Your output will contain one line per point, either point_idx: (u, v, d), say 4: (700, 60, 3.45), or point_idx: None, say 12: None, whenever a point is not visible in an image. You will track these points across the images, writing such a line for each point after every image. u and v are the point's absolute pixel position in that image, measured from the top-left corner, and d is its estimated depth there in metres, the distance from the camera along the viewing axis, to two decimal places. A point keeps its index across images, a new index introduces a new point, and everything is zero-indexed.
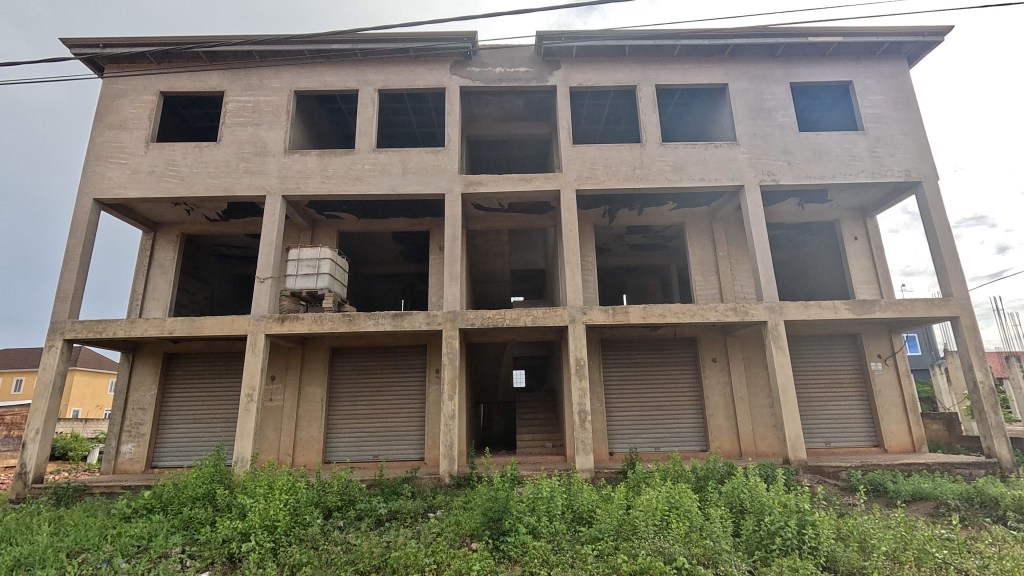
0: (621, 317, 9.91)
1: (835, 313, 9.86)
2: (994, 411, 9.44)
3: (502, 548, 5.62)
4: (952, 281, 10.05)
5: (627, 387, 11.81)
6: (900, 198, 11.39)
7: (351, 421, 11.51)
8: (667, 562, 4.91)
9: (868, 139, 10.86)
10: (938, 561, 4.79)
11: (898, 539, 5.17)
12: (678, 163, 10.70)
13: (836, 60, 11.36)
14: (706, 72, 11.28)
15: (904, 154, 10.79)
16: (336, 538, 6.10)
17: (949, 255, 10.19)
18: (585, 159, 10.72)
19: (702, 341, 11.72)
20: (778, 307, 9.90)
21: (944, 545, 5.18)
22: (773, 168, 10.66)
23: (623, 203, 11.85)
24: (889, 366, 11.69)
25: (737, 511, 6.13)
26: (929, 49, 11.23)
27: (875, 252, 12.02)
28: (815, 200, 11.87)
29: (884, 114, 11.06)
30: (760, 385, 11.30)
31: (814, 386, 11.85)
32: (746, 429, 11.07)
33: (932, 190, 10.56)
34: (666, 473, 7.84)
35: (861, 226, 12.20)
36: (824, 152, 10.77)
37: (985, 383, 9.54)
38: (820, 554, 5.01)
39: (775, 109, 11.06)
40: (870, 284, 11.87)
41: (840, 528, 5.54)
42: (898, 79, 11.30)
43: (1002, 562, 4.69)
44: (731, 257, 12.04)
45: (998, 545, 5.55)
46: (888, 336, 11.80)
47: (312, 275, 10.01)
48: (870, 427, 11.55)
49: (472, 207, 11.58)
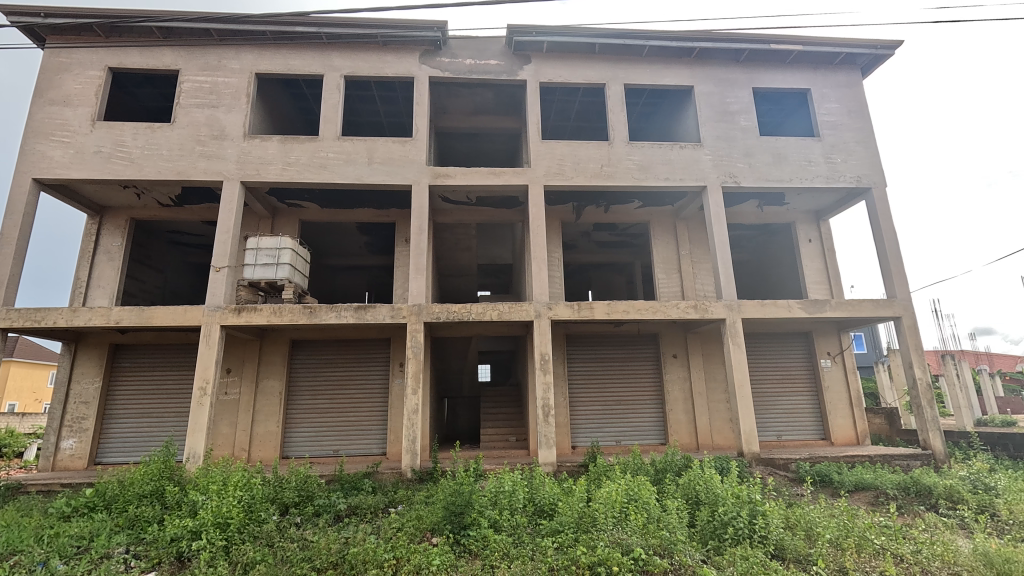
0: (586, 312, 10.03)
1: (789, 311, 10.25)
2: (930, 405, 10.03)
3: (463, 542, 5.62)
4: (896, 283, 10.60)
5: (591, 382, 11.97)
6: (852, 203, 11.92)
7: (311, 415, 11.23)
8: (624, 552, 4.97)
9: (824, 145, 11.29)
10: (876, 547, 5.08)
11: (841, 527, 5.43)
12: (645, 162, 10.86)
13: (796, 68, 11.78)
14: (673, 74, 11.48)
15: (856, 161, 11.28)
16: (292, 535, 5.94)
17: (894, 257, 10.73)
18: (554, 155, 10.77)
19: (663, 338, 11.99)
20: (736, 305, 10.20)
21: (882, 532, 5.47)
22: (734, 170, 10.96)
23: (591, 200, 11.98)
24: (837, 363, 12.29)
25: (693, 503, 6.31)
26: (882, 61, 11.78)
27: (827, 254, 12.58)
28: (773, 203, 12.30)
29: (839, 122, 11.53)
30: (717, 380, 11.69)
31: (768, 381, 12.31)
32: (703, 423, 11.43)
33: (880, 196, 11.10)
34: (626, 467, 7.99)
35: (815, 229, 12.73)
36: (784, 156, 11.14)
37: (923, 380, 10.11)
38: (769, 543, 5.21)
39: (738, 112, 11.37)
40: (822, 285, 12.42)
41: (788, 518, 5.78)
42: (853, 88, 11.79)
43: (933, 547, 5.02)
44: (693, 255, 12.37)
45: (930, 531, 5.89)
46: (838, 334, 12.39)
47: (272, 265, 9.67)
48: (818, 421, 12.12)
49: (440, 199, 11.46)
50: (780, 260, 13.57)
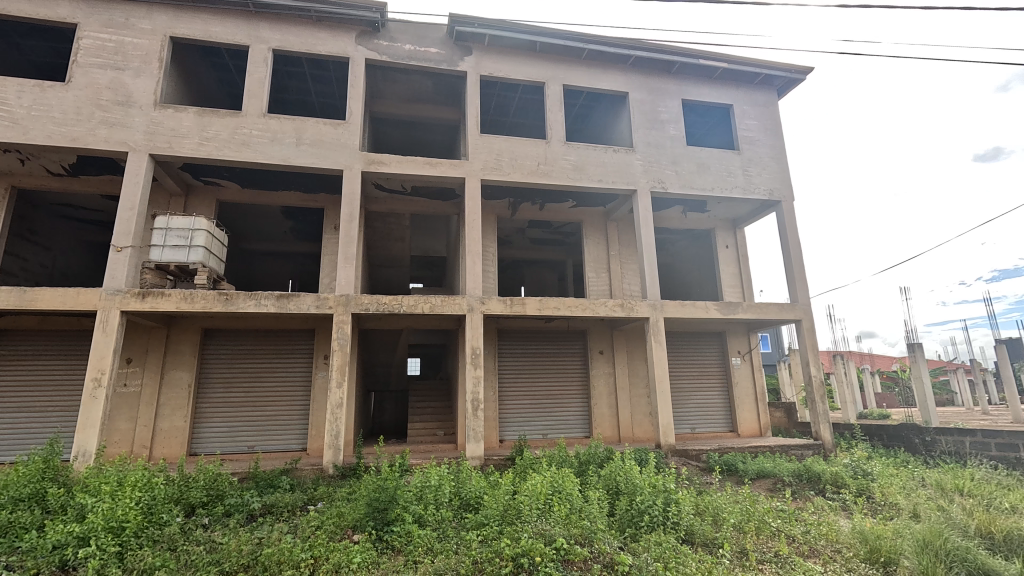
0: (518, 308, 10.13)
1: (706, 312, 10.94)
2: (822, 400, 11.10)
3: (386, 539, 5.50)
4: (799, 289, 11.62)
5: (521, 376, 12.13)
6: (764, 214, 12.89)
7: (223, 409, 10.51)
8: (547, 543, 5.07)
9: (742, 159, 12.12)
10: (773, 529, 5.55)
11: (743, 512, 5.89)
12: (580, 163, 11.12)
13: (721, 84, 12.54)
14: (609, 79, 11.83)
15: (769, 175, 12.21)
16: (199, 538, 5.54)
17: (798, 265, 11.75)
18: (492, 149, 10.75)
19: (591, 334, 12.37)
20: (659, 305, 10.73)
21: (778, 516, 6.00)
22: (662, 176, 11.50)
23: (526, 197, 12.10)
24: (746, 361, 13.29)
25: (613, 493, 6.59)
26: (795, 85, 12.82)
27: (741, 260, 13.56)
28: (696, 210, 13.06)
29: (757, 138, 12.41)
30: (639, 376, 12.25)
31: (685, 377, 13.08)
32: (625, 416, 11.95)
33: (788, 209, 12.10)
34: (551, 459, 8.19)
35: (732, 236, 13.68)
36: (707, 166, 11.83)
37: (817, 377, 11.17)
38: (681, 529, 5.54)
39: (668, 121, 11.92)
40: (735, 288, 13.38)
41: (698, 505, 6.18)
42: (769, 108, 12.74)
43: (819, 528, 5.58)
44: (621, 256, 12.86)
45: (818, 513, 6.52)
46: (747, 335, 13.39)
47: (183, 247, 8.91)
48: (728, 414, 13.06)
49: (373, 187, 11.10)
50: (700, 263, 14.45)
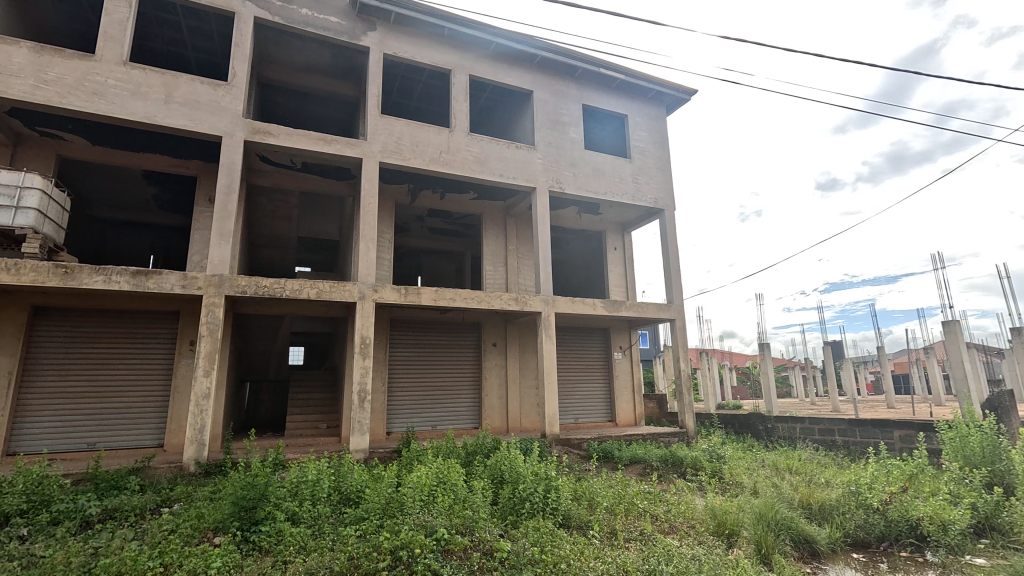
0: (412, 297, 9.91)
1: (593, 309, 11.58)
2: (688, 392, 12.28)
3: (253, 539, 5.08)
4: (674, 291, 12.73)
5: (412, 367, 11.90)
6: (649, 220, 13.92)
7: (56, 401, 9.00)
8: (428, 534, 5.02)
9: (632, 167, 12.96)
10: (639, 510, 6.04)
11: (615, 495, 6.34)
12: (482, 156, 11.13)
13: (617, 94, 13.29)
14: (515, 75, 11.98)
15: (655, 185, 13.19)
16: (12, 552, 4.68)
17: (675, 270, 12.86)
18: (392, 132, 10.36)
19: (485, 327, 12.49)
20: (551, 300, 11.12)
21: (645, 497, 6.54)
22: (560, 177, 11.92)
23: (426, 185, 11.85)
24: (626, 355, 14.30)
25: (497, 481, 6.73)
26: (681, 104, 13.97)
27: (627, 261, 14.55)
28: (590, 211, 13.73)
29: (646, 149, 13.34)
30: (529, 368, 12.64)
31: (571, 370, 13.74)
32: (514, 407, 12.27)
33: (670, 217, 13.17)
34: (438, 450, 8.15)
35: (620, 239, 14.62)
36: (601, 171, 12.48)
37: (685, 371, 12.34)
38: (559, 514, 5.82)
39: (568, 124, 12.37)
40: (620, 288, 14.34)
41: (576, 491, 6.54)
42: (659, 122, 13.75)
43: (678, 506, 6.18)
44: (518, 251, 13.14)
45: (678, 493, 7.22)
46: (629, 331, 14.40)
47: (7, 208, 7.45)
48: (608, 405, 13.96)
49: (257, 159, 10.16)
50: (590, 263, 15.24)
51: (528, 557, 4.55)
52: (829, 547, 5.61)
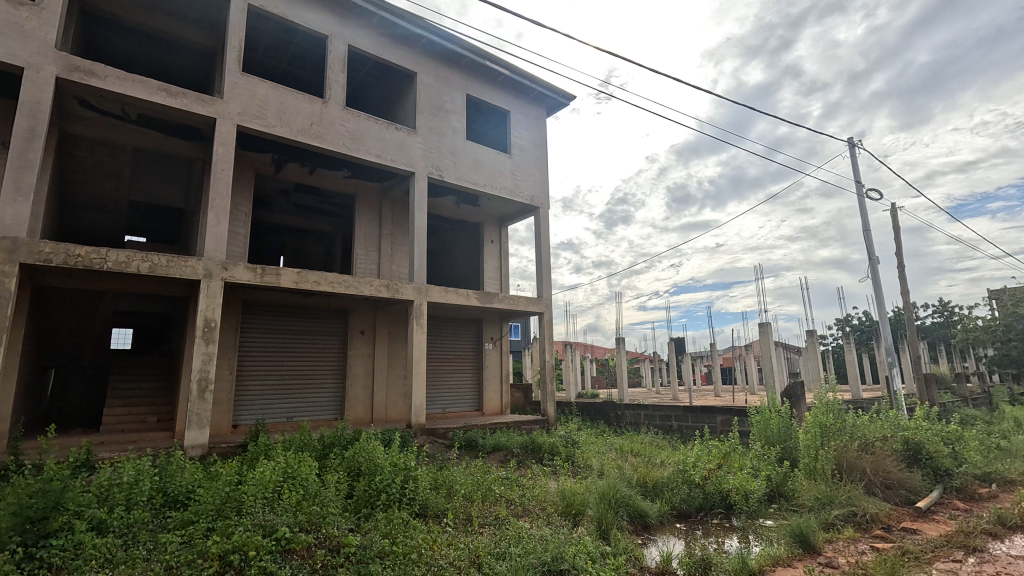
0: (269, 278, 9.06)
1: (466, 300, 11.66)
2: (551, 382, 12.93)
3: (38, 556, 4.23)
4: (544, 286, 13.31)
5: (267, 355, 10.90)
6: (525, 216, 14.35)
7: None
8: (267, 534, 4.62)
9: (512, 162, 13.23)
10: (496, 495, 6.21)
11: (473, 482, 6.45)
12: (357, 133, 10.52)
13: (501, 89, 13.47)
14: (398, 54, 11.52)
15: (532, 182, 13.63)
16: None
17: (546, 266, 13.42)
18: (255, 94, 9.33)
19: (353, 314, 11.89)
20: (424, 289, 10.94)
21: (502, 483, 6.76)
22: (440, 165, 11.74)
23: (293, 158, 10.90)
24: (496, 346, 14.65)
25: (353, 474, 6.45)
26: (560, 107, 14.59)
27: (502, 255, 14.91)
28: (468, 203, 13.77)
29: (526, 146, 13.71)
30: (398, 358, 12.33)
31: (441, 359, 13.70)
32: (379, 398, 11.88)
33: (544, 215, 13.71)
34: (290, 444, 7.56)
35: (497, 232, 14.94)
36: (481, 163, 12.55)
37: (549, 362, 12.98)
38: (416, 504, 5.75)
39: (451, 112, 12.22)
40: (494, 280, 14.66)
41: (435, 480, 6.52)
42: (539, 122, 14.22)
43: (533, 491, 6.49)
44: (393, 237, 12.71)
45: (534, 478, 7.58)
46: (500, 323, 14.76)
47: None
48: (476, 394, 14.19)
49: (76, 102, 8.47)
50: (465, 254, 15.33)
51: (377, 550, 4.41)
52: (658, 519, 6.31)
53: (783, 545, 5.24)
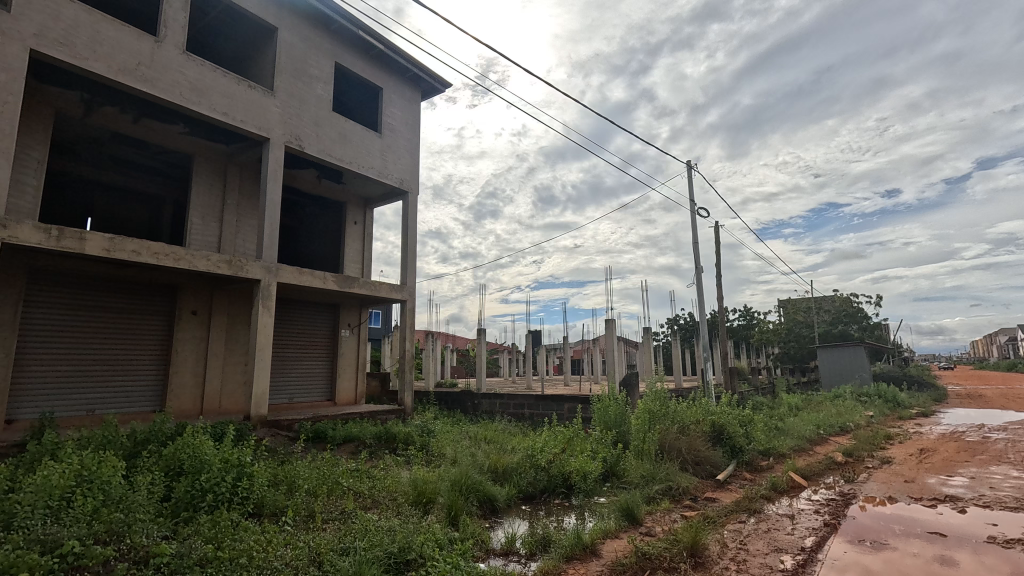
0: (69, 243, 7.48)
1: (322, 283, 10.91)
2: (409, 371, 12.67)
3: None
4: (408, 273, 12.99)
5: (61, 335, 9.00)
6: (393, 200, 13.85)
7: None
8: (47, 552, 3.81)
9: (381, 142, 12.64)
10: (343, 489, 5.92)
11: (319, 476, 6.05)
12: (200, 85, 9.15)
13: (374, 64, 12.79)
14: (257, 3, 10.29)
15: (402, 165, 13.18)
16: None
17: (411, 253, 13.10)
18: (59, 15, 7.59)
19: (183, 292, 10.37)
20: (273, 268, 9.94)
21: (351, 475, 6.46)
22: (300, 134, 10.74)
23: (111, 101, 9.11)
24: (353, 333, 13.96)
25: (173, 473, 5.63)
26: (436, 93, 14.33)
27: (366, 237, 14.28)
28: (331, 179, 12.84)
29: (397, 128, 13.20)
30: (238, 343, 11.08)
31: (290, 345, 12.64)
32: (212, 387, 10.56)
33: (412, 200, 13.36)
34: (88, 441, 6.32)
35: (361, 214, 14.26)
36: (348, 138, 11.77)
37: (409, 351, 12.71)
38: (250, 502, 5.23)
39: (317, 78, 11.25)
40: (356, 264, 13.99)
41: (275, 475, 6.00)
42: (413, 104, 13.79)
43: (383, 482, 6.32)
44: (239, 207, 11.35)
45: (386, 468, 7.38)
46: (359, 309, 14.09)
47: None
48: (328, 383, 13.38)
49: None
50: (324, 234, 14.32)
51: (197, 558, 3.89)
52: (506, 503, 6.59)
53: (612, 519, 5.82)
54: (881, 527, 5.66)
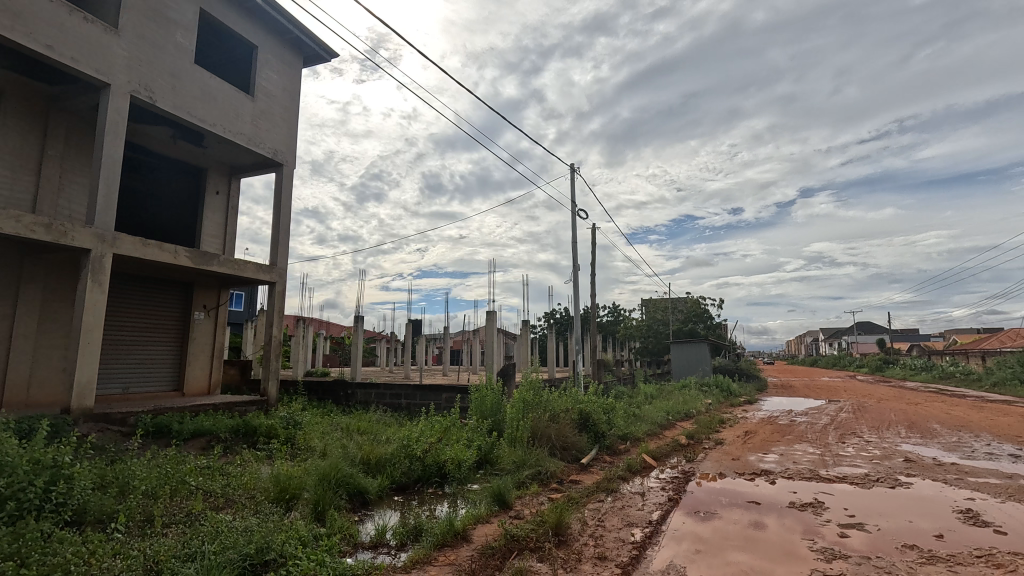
0: None
1: (172, 258, 9.63)
2: (275, 359, 11.70)
3: None
4: (279, 253, 11.97)
5: None
6: (264, 172, 12.63)
7: None
8: None
9: (253, 106, 11.44)
10: (191, 489, 5.29)
11: (161, 476, 5.34)
12: (14, 8, 7.49)
13: (249, 18, 11.52)
14: None
15: (277, 135, 12.07)
16: None
17: (283, 231, 12.07)
18: None
19: None
20: (108, 236, 8.51)
21: (201, 473, 5.81)
22: (151, 84, 9.29)
23: None
24: (209, 316, 12.53)
25: None
26: (319, 61, 13.32)
27: (229, 210, 13.03)
28: (189, 141, 11.32)
29: (273, 93, 12.05)
30: (57, 324, 9.33)
31: (127, 328, 10.97)
32: (17, 376, 8.76)
33: (287, 174, 12.31)
34: None
35: (225, 183, 12.95)
36: (212, 97, 10.45)
37: (276, 338, 11.73)
38: (67, 510, 4.44)
39: (176, 23, 9.81)
40: (216, 239, 12.68)
41: (102, 477, 5.17)
42: (293, 70, 12.68)
43: (240, 479, 5.79)
44: (63, 162, 9.52)
45: (243, 464, 6.75)
46: (218, 290, 12.68)
47: None
48: (175, 372, 11.86)
49: None
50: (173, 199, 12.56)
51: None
52: (377, 494, 6.43)
53: (483, 505, 5.99)
54: (712, 499, 6.55)
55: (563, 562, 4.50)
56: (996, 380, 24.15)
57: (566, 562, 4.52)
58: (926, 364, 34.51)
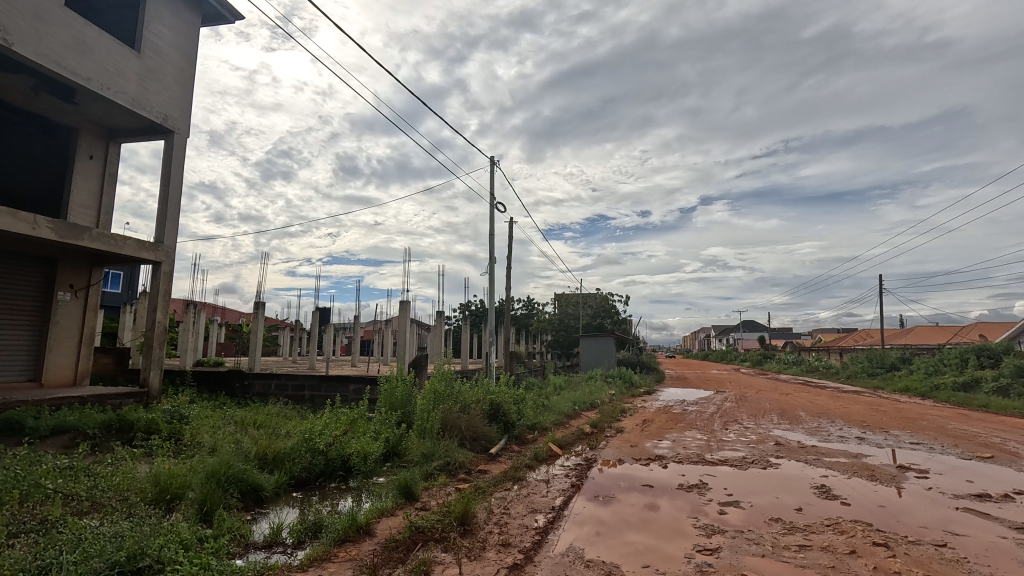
0: None
1: (31, 229, 8.35)
2: (158, 347, 10.55)
3: None
4: (166, 230, 10.79)
5: None
6: (151, 138, 11.30)
7: None
8: None
9: (139, 64, 10.17)
10: (48, 492, 4.63)
11: (8, 478, 4.59)
12: None
13: None
14: None
15: (167, 99, 10.83)
16: None
17: (173, 207, 10.91)
18: None
19: None
20: None
21: (60, 475, 5.09)
22: (7, 24, 7.93)
23: None
24: (77, 297, 11.03)
25: None
26: (221, 21, 12.12)
27: (105, 177, 11.47)
28: (55, 95, 9.84)
29: (164, 51, 10.78)
30: None
31: None
32: None
33: (179, 143, 11.10)
34: None
35: (101, 148, 11.40)
36: (88, 48, 9.15)
37: (160, 324, 10.57)
38: None
39: None
40: (87, 210, 11.13)
41: None
42: (189, 27, 11.43)
43: (110, 479, 5.17)
44: None
45: (115, 463, 6.03)
46: (88, 268, 11.19)
47: None
48: (31, 359, 10.31)
49: None
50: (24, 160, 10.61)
51: None
52: (274, 492, 6.06)
53: (389, 499, 5.88)
54: (612, 483, 6.96)
55: (467, 551, 4.54)
56: (849, 373, 27.94)
57: (471, 550, 4.57)
58: (796, 359, 39.08)
